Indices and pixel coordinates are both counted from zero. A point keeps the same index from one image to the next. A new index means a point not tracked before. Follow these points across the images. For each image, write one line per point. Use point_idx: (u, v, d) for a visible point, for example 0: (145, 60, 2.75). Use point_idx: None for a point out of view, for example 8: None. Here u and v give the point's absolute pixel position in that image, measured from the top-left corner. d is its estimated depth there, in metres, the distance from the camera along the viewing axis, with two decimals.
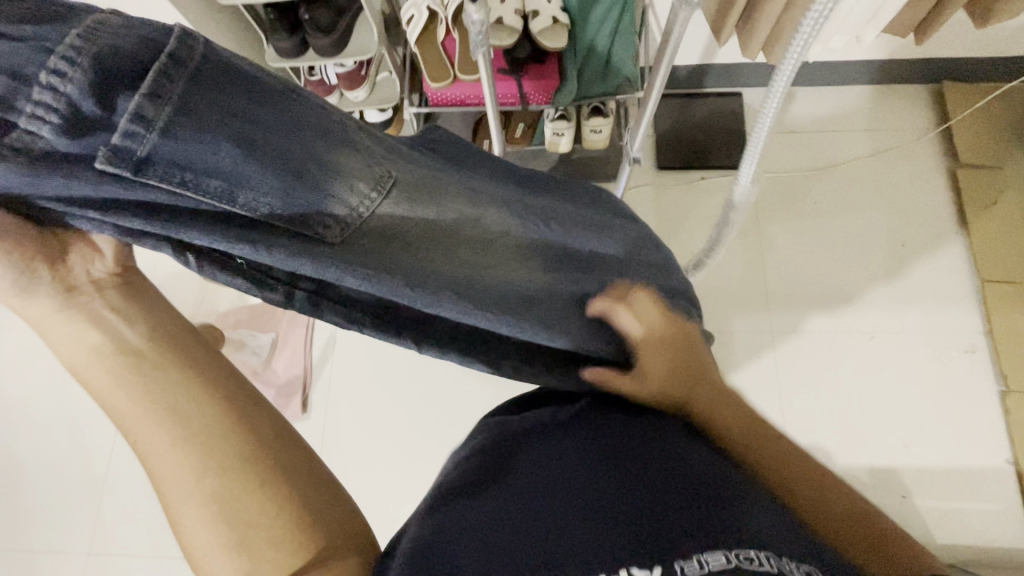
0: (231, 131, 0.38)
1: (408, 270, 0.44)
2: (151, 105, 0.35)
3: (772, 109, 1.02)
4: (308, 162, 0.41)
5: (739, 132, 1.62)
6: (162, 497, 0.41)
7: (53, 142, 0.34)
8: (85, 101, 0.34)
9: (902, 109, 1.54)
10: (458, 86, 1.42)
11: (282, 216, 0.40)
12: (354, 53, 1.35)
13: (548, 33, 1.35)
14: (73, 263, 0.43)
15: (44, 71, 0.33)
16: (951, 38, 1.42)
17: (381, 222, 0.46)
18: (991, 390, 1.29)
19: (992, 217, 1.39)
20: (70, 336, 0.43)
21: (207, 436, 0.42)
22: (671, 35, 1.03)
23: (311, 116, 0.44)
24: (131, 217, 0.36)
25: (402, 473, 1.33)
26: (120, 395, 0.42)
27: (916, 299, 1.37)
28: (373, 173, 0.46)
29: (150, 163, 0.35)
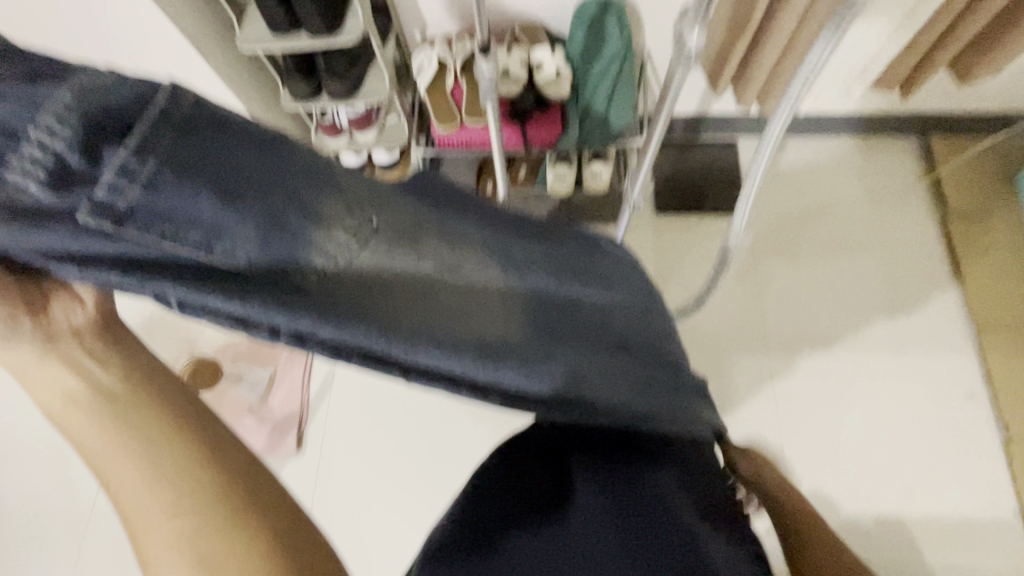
0: (213, 180, 0.40)
1: (379, 315, 0.46)
2: (136, 159, 0.38)
3: (765, 157, 1.05)
4: (286, 210, 0.44)
5: (735, 177, 1.66)
6: (132, 533, 0.43)
7: (40, 197, 0.37)
8: (71, 156, 0.38)
9: (893, 158, 1.57)
10: (464, 130, 1.48)
11: (259, 264, 0.42)
12: (367, 96, 1.42)
13: (552, 84, 1.43)
14: (55, 313, 0.44)
15: (36, 130, 0.37)
16: (937, 93, 1.47)
17: (356, 270, 0.48)
18: (995, 438, 1.27)
19: (986, 266, 1.41)
20: (49, 383, 0.44)
21: (178, 474, 0.43)
22: (670, 89, 1.07)
23: (297, 162, 0.47)
24: (111, 268, 0.38)
25: (395, 512, 1.32)
26: (97, 440, 0.43)
27: (914, 346, 1.36)
28: (351, 223, 0.49)
29: (130, 216, 0.38)
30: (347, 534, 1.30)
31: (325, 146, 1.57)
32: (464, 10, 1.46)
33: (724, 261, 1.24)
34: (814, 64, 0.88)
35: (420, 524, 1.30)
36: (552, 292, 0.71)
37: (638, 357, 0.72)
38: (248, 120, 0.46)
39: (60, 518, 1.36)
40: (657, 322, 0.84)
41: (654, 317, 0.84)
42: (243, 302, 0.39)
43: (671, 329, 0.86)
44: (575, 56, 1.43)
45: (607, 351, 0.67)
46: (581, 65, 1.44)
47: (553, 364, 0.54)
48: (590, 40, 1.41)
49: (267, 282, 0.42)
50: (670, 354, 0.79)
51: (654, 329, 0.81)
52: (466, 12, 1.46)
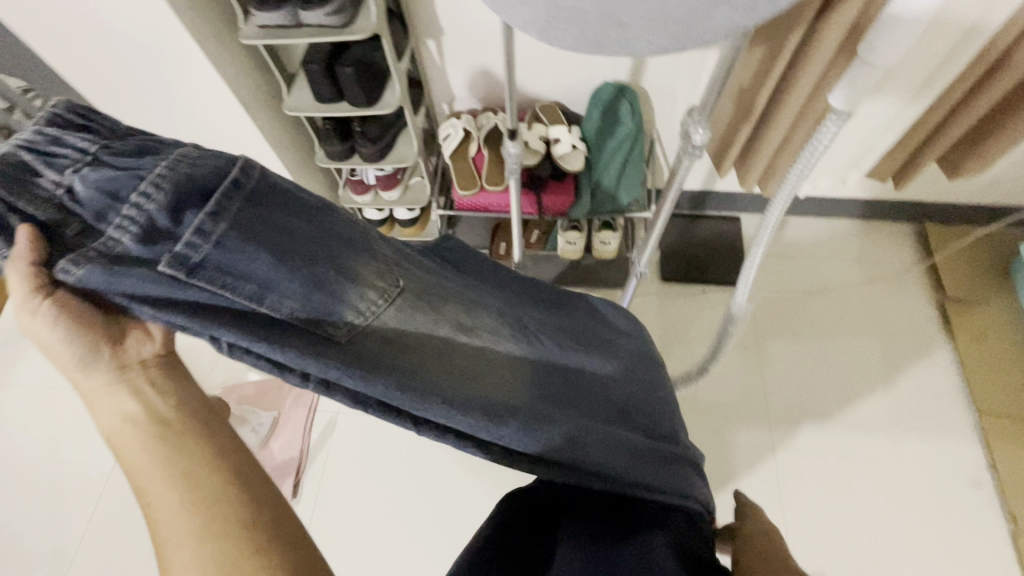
0: (270, 246, 0.49)
1: (398, 371, 0.52)
2: (211, 222, 0.46)
3: (765, 238, 1.14)
4: (326, 271, 0.52)
5: (738, 252, 1.74)
6: (165, 555, 0.48)
7: (130, 248, 0.44)
8: (160, 215, 0.45)
9: (890, 243, 1.65)
10: (484, 195, 1.60)
11: (301, 316, 0.49)
12: (396, 160, 1.55)
13: (568, 158, 1.54)
14: (129, 345, 0.53)
15: (135, 193, 0.45)
16: (928, 186, 1.56)
17: (382, 327, 0.55)
18: (1001, 529, 1.25)
19: (983, 352, 1.43)
20: (113, 406, 0.52)
21: (212, 501, 0.49)
22: (677, 174, 1.16)
23: (337, 228, 0.56)
24: (177, 311, 0.44)
25: (389, 568, 1.31)
26: (145, 462, 0.50)
27: (915, 427, 1.37)
28: (380, 285, 0.57)
29: (201, 268, 0.45)
30: None
31: (351, 201, 1.68)
32: (492, 90, 1.61)
33: (726, 331, 1.29)
34: (808, 159, 0.97)
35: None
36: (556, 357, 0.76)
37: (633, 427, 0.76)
38: (301, 192, 0.55)
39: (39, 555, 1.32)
40: (658, 394, 0.87)
41: (652, 387, 0.88)
42: (284, 353, 0.46)
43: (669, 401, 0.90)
44: (591, 134, 1.55)
45: (603, 419, 0.72)
46: (595, 142, 1.56)
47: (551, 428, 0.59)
48: (605, 120, 1.54)
49: (307, 336, 0.48)
50: (668, 426, 0.83)
51: (653, 398, 0.85)
52: (493, 92, 1.62)
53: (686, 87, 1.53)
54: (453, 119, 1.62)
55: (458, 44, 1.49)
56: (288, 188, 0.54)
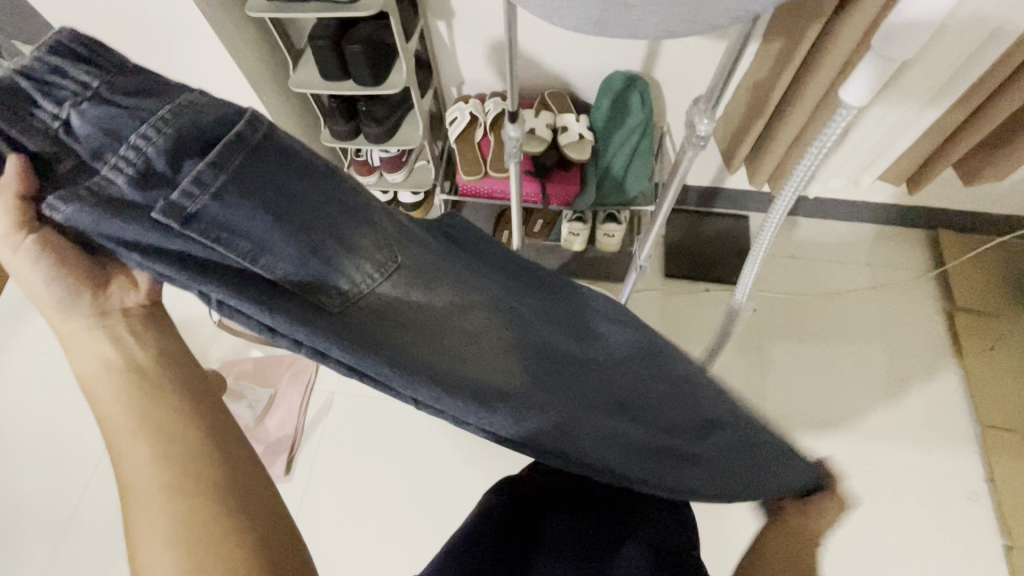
0: (272, 204, 0.45)
1: (390, 349, 0.48)
2: (211, 173, 0.43)
3: (768, 235, 1.10)
4: (326, 237, 0.48)
5: (745, 251, 1.71)
6: (131, 513, 0.45)
7: (123, 190, 0.42)
8: (158, 160, 0.42)
9: (901, 249, 1.61)
10: (488, 180, 1.57)
11: (294, 281, 0.45)
12: (401, 142, 1.51)
13: (573, 146, 1.51)
14: (112, 291, 0.51)
15: (135, 134, 0.42)
16: (943, 192, 1.52)
17: (378, 300, 0.51)
18: (996, 545, 1.22)
19: (991, 364, 1.40)
20: (91, 352, 0.50)
21: (184, 458, 0.46)
22: (681, 165, 1.14)
23: (343, 194, 0.52)
24: (167, 263, 0.42)
25: (373, 550, 1.30)
26: (120, 411, 0.47)
27: (918, 435, 1.35)
28: (380, 257, 0.53)
29: (194, 219, 0.42)
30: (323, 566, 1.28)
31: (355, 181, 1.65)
32: (501, 72, 1.57)
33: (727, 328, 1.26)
34: (817, 154, 0.94)
35: (402, 567, 1.28)
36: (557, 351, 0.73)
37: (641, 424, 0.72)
38: (312, 152, 0.51)
39: (25, 523, 1.30)
40: (684, 390, 0.81)
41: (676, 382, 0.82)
42: (271, 318, 0.43)
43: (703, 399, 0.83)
44: (598, 123, 1.51)
45: (603, 411, 0.68)
46: (602, 132, 1.53)
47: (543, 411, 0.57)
48: (614, 109, 1.50)
49: (297, 302, 0.45)
50: (690, 425, 0.77)
51: (673, 394, 0.80)
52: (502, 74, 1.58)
53: (700, 78, 1.48)
54: (460, 102, 1.60)
55: (468, 21, 1.44)
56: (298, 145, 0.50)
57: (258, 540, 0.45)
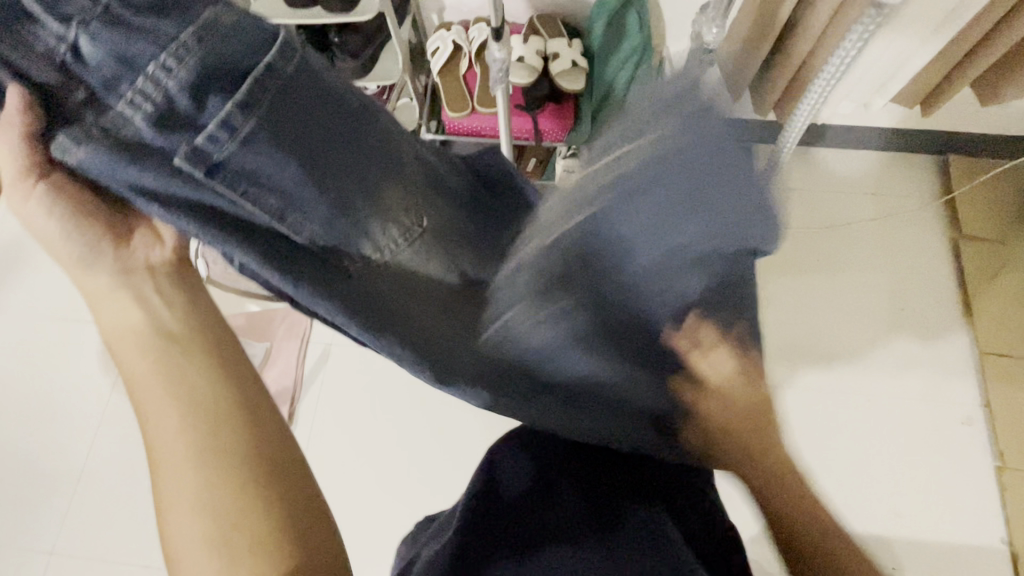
0: (303, 155, 0.43)
1: (410, 321, 0.46)
2: (239, 114, 0.41)
3: (776, 165, 1.06)
4: (355, 198, 0.47)
5: (748, 183, 1.65)
6: (155, 482, 0.42)
7: (141, 129, 0.40)
8: (179, 97, 0.40)
9: (908, 177, 1.57)
10: (475, 117, 1.44)
11: (321, 242, 0.45)
12: (380, 78, 1.38)
13: (566, 76, 1.39)
14: (136, 246, 0.50)
15: (153, 65, 0.40)
16: (956, 113, 1.46)
17: (399, 266, 0.52)
18: (987, 466, 1.28)
19: (991, 291, 1.41)
20: (114, 309, 0.48)
21: (212, 424, 0.43)
22: (682, 90, 1.05)
23: (375, 145, 0.50)
24: (185, 213, 0.39)
25: (382, 498, 1.30)
26: (145, 367, 0.45)
27: (919, 363, 1.37)
28: (405, 220, 0.53)
29: (220, 170, 0.40)
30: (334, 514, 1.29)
31: None
32: None
33: None
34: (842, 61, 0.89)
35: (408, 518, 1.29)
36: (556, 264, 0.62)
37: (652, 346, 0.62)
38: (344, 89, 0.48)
39: (20, 495, 1.25)
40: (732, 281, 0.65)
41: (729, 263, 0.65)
42: (296, 291, 0.40)
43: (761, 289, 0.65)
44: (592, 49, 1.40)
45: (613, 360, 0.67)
46: (598, 58, 1.42)
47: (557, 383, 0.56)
48: (608, 34, 1.40)
49: (320, 271, 0.43)
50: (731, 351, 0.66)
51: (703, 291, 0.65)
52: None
53: None
54: (442, 30, 1.45)
55: None
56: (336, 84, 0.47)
57: (284, 517, 0.42)
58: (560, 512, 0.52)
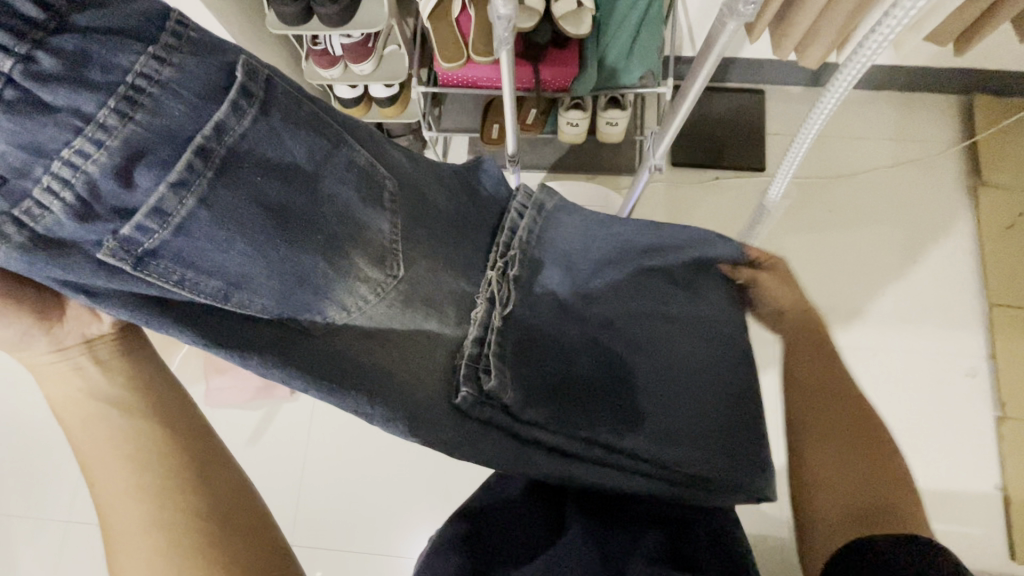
0: (252, 229, 0.39)
1: (375, 380, 0.43)
2: (173, 197, 0.36)
3: (822, 117, 0.95)
4: (315, 265, 0.42)
5: (758, 129, 1.56)
6: (108, 544, 0.43)
7: (61, 221, 0.34)
8: (104, 180, 0.35)
9: (929, 119, 1.47)
10: (472, 67, 1.30)
11: (273, 312, 0.40)
12: (364, 26, 1.21)
13: (571, 17, 1.23)
14: (68, 323, 0.47)
15: (67, 149, 0.34)
16: (989, 48, 1.35)
17: (368, 325, 0.46)
18: (988, 415, 1.27)
19: (1010, 240, 1.36)
20: (60, 385, 0.47)
21: (161, 486, 0.43)
22: (716, 42, 0.92)
23: (337, 201, 0.44)
24: (124, 307, 0.36)
25: (381, 475, 1.22)
26: (91, 440, 0.45)
27: (924, 316, 1.34)
28: (378, 272, 0.46)
29: (152, 259, 0.36)
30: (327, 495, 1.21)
31: (316, 76, 1.37)
32: None
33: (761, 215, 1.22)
34: (897, 23, 0.77)
35: (413, 502, 1.20)
36: (544, 282, 0.58)
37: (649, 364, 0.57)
38: (307, 132, 0.42)
39: (12, 475, 1.23)
40: (709, 299, 0.64)
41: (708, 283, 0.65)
42: (245, 363, 0.38)
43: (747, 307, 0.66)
44: None
45: (647, 365, 0.57)
46: None
47: (577, 421, 0.51)
48: None
49: (273, 336, 0.40)
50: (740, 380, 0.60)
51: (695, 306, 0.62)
52: None
53: None
54: None
55: None
56: (309, 105, 0.44)
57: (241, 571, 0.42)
58: (567, 545, 0.49)
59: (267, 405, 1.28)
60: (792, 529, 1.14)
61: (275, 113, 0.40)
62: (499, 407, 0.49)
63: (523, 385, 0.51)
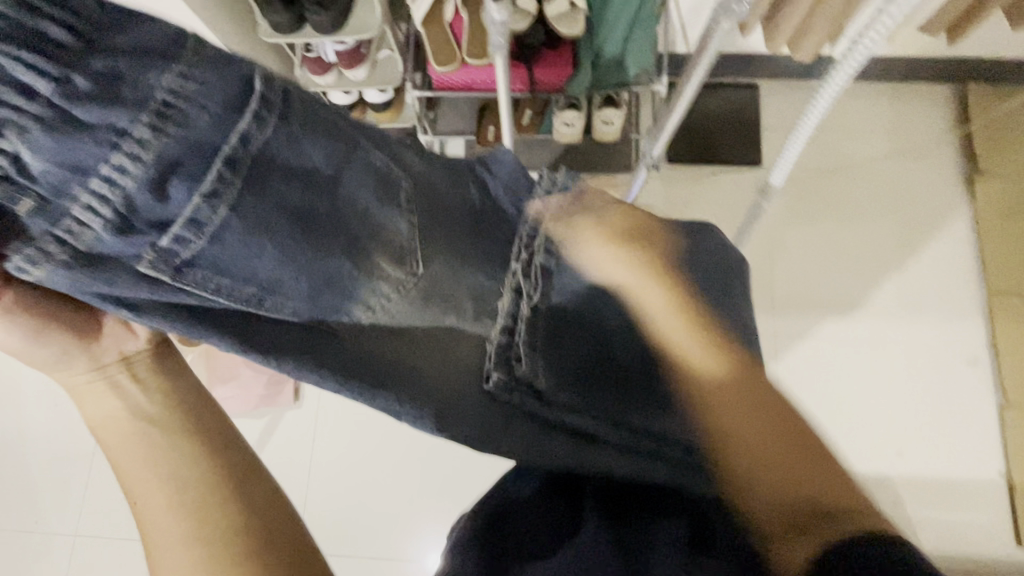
0: (281, 232, 0.38)
1: (405, 377, 0.45)
2: (208, 208, 0.35)
3: (817, 112, 0.94)
4: (341, 266, 0.41)
5: (754, 125, 1.56)
6: (151, 560, 0.43)
7: (100, 237, 0.34)
8: (140, 196, 0.34)
9: (924, 110, 1.48)
10: (466, 70, 1.29)
11: (303, 315, 0.41)
12: (357, 32, 1.20)
13: (564, 19, 1.21)
14: (107, 340, 0.48)
15: (106, 166, 0.33)
16: (980, 37, 1.36)
17: (391, 325, 0.46)
18: (990, 403, 1.28)
19: (1007, 228, 1.37)
20: (97, 403, 0.47)
21: (200, 502, 0.43)
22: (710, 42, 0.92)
23: (357, 198, 0.43)
24: (164, 318, 0.36)
25: (388, 481, 1.21)
26: (131, 457, 0.45)
27: (924, 306, 1.35)
28: (400, 271, 0.46)
29: (189, 270, 0.36)
30: (330, 503, 1.21)
31: (312, 84, 1.36)
32: None
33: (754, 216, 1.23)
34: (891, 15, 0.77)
35: (420, 505, 1.19)
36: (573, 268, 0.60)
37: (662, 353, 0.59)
38: (326, 135, 0.41)
39: (16, 490, 1.22)
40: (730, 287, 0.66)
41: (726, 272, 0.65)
42: (277, 366, 0.39)
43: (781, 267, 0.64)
44: None
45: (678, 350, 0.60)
46: None
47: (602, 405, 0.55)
48: None
49: (304, 338, 0.41)
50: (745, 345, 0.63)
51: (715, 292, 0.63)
52: None
53: None
54: None
55: None
56: (325, 108, 0.43)
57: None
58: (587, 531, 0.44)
59: (271, 413, 1.27)
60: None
61: (295, 118, 0.39)
62: (529, 391, 0.53)
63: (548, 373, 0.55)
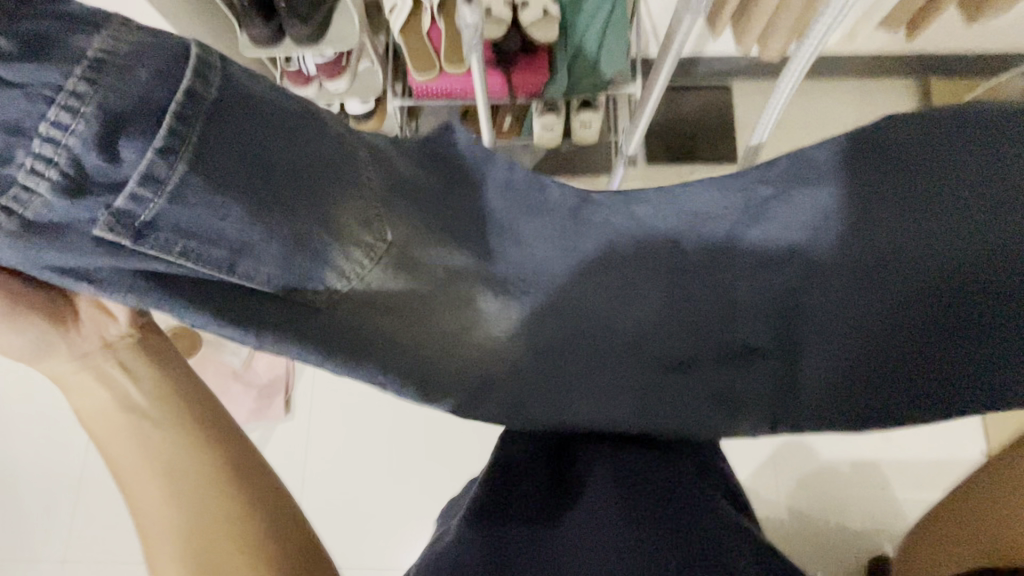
0: (247, 189, 0.39)
1: (379, 347, 0.47)
2: (163, 163, 0.36)
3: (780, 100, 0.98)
4: (310, 223, 0.42)
5: (728, 124, 1.60)
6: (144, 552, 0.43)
7: (48, 199, 0.34)
8: (88, 155, 0.34)
9: (890, 103, 1.53)
10: (446, 77, 1.30)
11: (278, 282, 0.42)
12: (334, 42, 1.21)
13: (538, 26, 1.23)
14: (89, 326, 0.49)
15: (45, 123, 0.33)
16: (940, 31, 1.41)
17: (368, 291, 0.47)
18: None
19: None
20: (86, 391, 0.48)
21: (199, 495, 0.44)
22: (673, 39, 0.95)
23: (323, 150, 0.44)
24: (130, 290, 0.37)
25: (379, 486, 1.20)
26: (131, 452, 0.45)
27: None
28: (370, 239, 0.47)
29: (151, 231, 0.36)
30: (320, 518, 1.18)
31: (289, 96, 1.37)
32: None
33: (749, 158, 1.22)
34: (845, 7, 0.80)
35: (411, 507, 1.19)
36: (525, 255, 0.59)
37: (661, 333, 0.61)
38: (278, 94, 0.42)
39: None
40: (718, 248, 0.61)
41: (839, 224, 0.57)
42: (260, 345, 0.42)
43: (949, 163, 0.55)
44: None
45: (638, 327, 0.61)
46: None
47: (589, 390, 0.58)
48: None
49: (283, 312, 0.43)
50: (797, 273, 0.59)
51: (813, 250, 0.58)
52: None
53: None
54: None
55: None
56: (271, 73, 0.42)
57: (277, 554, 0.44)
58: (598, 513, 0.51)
59: (259, 428, 1.25)
60: (792, 511, 1.14)
61: (238, 76, 0.39)
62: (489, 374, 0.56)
63: (522, 354, 0.58)
